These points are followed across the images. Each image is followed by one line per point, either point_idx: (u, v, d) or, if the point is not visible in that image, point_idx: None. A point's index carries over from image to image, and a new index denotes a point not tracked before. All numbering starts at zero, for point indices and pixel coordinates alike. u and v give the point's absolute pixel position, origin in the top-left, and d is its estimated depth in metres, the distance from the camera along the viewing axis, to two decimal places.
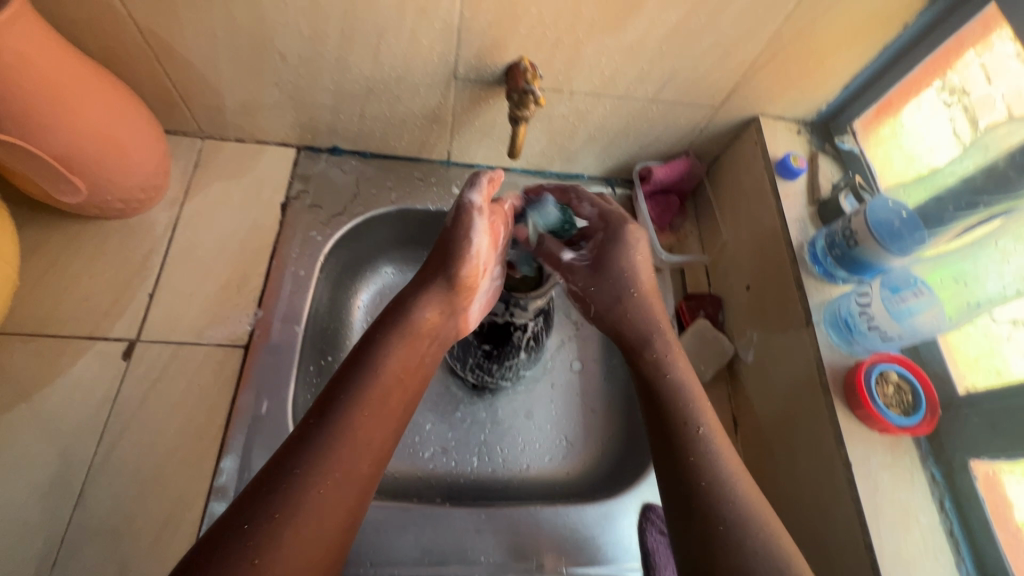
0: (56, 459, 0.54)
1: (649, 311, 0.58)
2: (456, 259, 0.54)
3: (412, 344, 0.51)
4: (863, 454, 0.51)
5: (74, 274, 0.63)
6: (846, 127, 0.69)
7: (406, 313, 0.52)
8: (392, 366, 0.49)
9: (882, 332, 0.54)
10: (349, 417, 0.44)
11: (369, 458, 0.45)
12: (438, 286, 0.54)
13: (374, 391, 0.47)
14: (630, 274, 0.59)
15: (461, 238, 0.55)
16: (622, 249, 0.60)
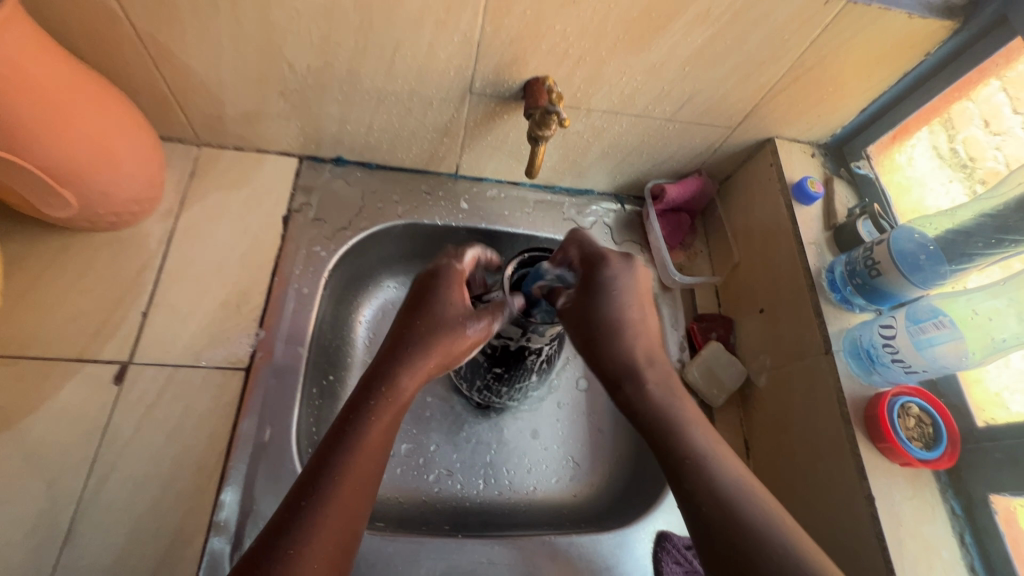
0: (42, 492, 0.51)
1: (626, 355, 0.53)
2: (442, 333, 0.53)
3: (394, 414, 0.50)
4: (886, 488, 0.51)
5: (61, 291, 0.59)
6: (861, 152, 0.69)
7: (390, 383, 0.50)
8: (375, 436, 0.48)
9: (905, 365, 0.53)
10: (335, 498, 0.44)
11: (345, 541, 0.45)
12: (427, 356, 0.52)
13: (358, 469, 0.46)
14: (610, 316, 0.53)
15: (453, 314, 0.54)
16: (608, 290, 0.53)
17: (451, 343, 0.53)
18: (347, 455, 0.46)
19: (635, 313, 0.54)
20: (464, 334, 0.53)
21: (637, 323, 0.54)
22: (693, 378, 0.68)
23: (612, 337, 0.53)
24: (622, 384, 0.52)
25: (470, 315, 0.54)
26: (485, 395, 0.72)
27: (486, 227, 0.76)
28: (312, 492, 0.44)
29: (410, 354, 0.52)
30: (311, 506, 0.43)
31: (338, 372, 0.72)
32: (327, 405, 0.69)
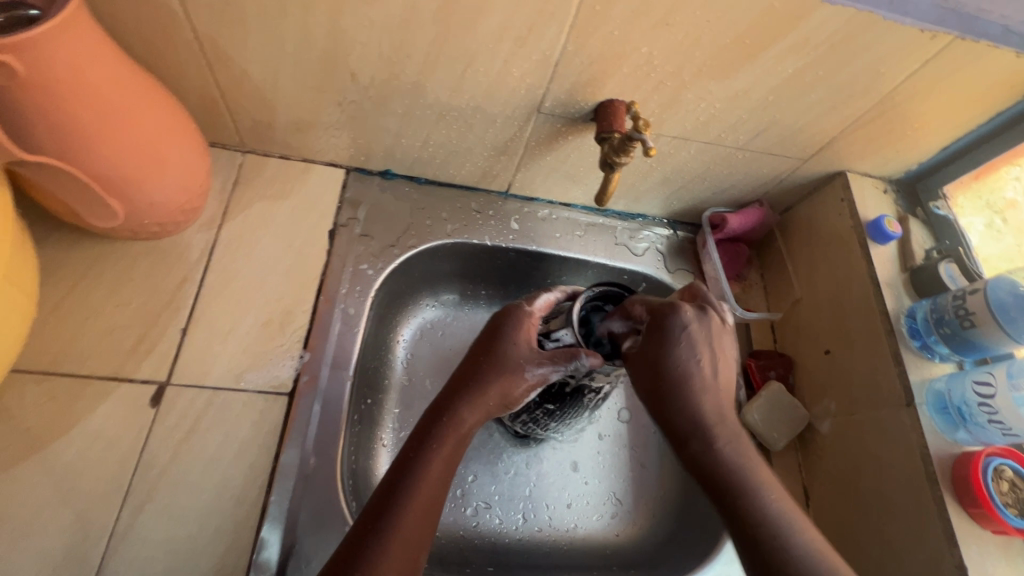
0: (71, 524, 0.47)
1: (692, 412, 0.47)
2: (505, 370, 0.51)
3: (455, 448, 0.48)
4: (978, 557, 0.48)
5: (98, 303, 0.55)
6: (937, 191, 0.65)
7: (451, 416, 0.49)
8: (436, 467, 0.47)
9: (1003, 426, 0.50)
10: (400, 526, 0.43)
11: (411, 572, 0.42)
12: (485, 394, 0.50)
13: (421, 498, 0.45)
14: (676, 369, 0.48)
15: (518, 354, 0.52)
16: (680, 342, 0.48)
17: (512, 383, 0.51)
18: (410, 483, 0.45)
19: (705, 368, 0.49)
20: (524, 376, 0.51)
21: (707, 379, 0.48)
22: (753, 420, 0.64)
23: (682, 395, 0.48)
24: (687, 443, 0.47)
25: (534, 359, 0.51)
26: (530, 426, 0.69)
27: (536, 250, 0.72)
28: (379, 519, 0.43)
29: (472, 392, 0.50)
30: (379, 532, 0.42)
31: (375, 396, 0.68)
32: (365, 431, 0.65)
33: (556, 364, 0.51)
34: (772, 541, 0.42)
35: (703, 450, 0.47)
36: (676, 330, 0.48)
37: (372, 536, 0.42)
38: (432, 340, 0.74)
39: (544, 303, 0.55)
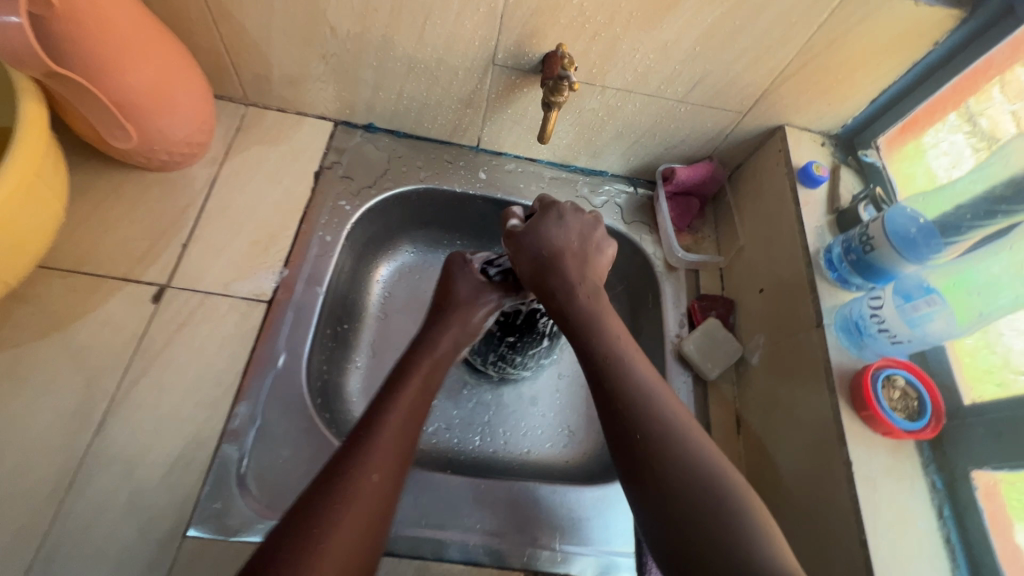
0: (80, 387, 0.57)
1: (561, 280, 0.54)
2: (463, 307, 0.62)
3: (432, 368, 0.56)
4: (864, 456, 0.52)
5: (115, 219, 0.66)
6: (870, 142, 0.71)
7: (427, 343, 0.59)
8: (415, 387, 0.53)
9: (891, 335, 0.55)
10: (386, 430, 0.48)
11: (398, 469, 0.47)
12: (449, 325, 0.60)
13: (405, 411, 0.50)
14: (545, 242, 0.56)
15: (468, 291, 0.63)
16: (547, 215, 0.58)
17: (470, 312, 0.62)
18: (391, 399, 0.51)
19: (573, 241, 0.56)
20: (477, 306, 0.62)
21: (559, 243, 0.56)
22: (688, 350, 0.69)
23: (546, 258, 0.55)
24: (553, 295, 0.53)
25: (483, 292, 0.63)
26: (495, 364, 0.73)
27: (501, 198, 0.79)
28: (370, 424, 0.48)
29: (439, 324, 0.61)
30: (364, 429, 0.47)
31: (352, 323, 0.76)
32: (340, 351, 0.73)
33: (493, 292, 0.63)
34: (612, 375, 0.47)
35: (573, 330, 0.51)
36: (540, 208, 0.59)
37: (361, 431, 0.47)
38: (408, 280, 0.82)
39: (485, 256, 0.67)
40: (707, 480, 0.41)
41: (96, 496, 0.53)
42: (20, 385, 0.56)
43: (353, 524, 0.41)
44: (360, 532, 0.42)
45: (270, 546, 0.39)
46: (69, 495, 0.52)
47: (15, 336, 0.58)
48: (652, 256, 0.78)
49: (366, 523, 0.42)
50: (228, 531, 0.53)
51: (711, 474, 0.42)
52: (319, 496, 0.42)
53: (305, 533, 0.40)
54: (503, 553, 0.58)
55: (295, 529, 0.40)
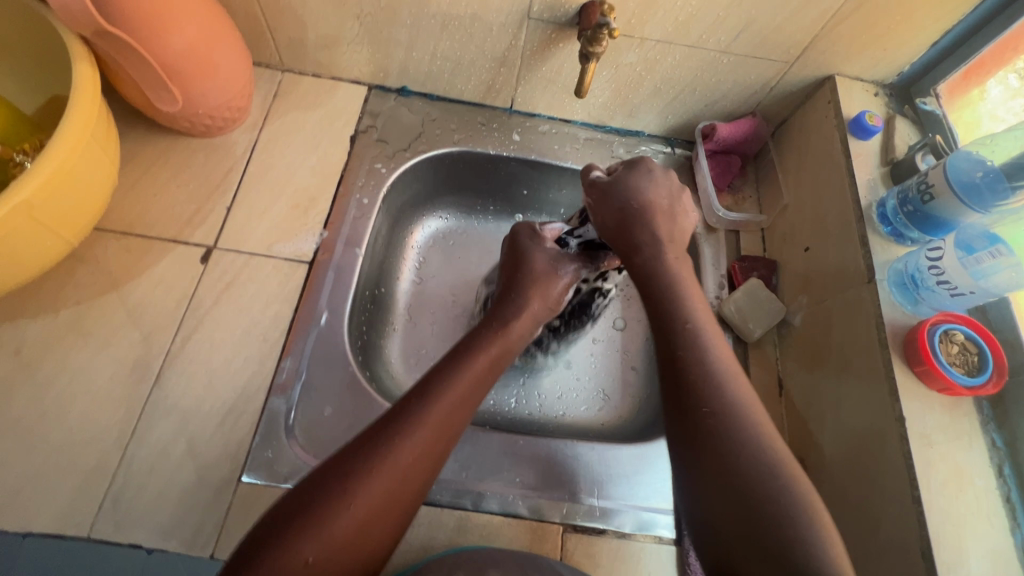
0: (139, 342, 0.60)
1: (694, 370, 0.44)
2: (544, 283, 0.55)
3: (502, 347, 0.50)
4: (918, 413, 0.51)
5: (163, 183, 0.68)
6: (929, 89, 0.66)
7: (501, 322, 0.52)
8: (482, 363, 0.48)
9: (950, 287, 0.52)
10: (440, 404, 0.44)
11: (442, 444, 0.44)
12: (527, 303, 0.53)
13: (467, 385, 0.46)
14: (662, 279, 0.49)
15: (545, 263, 0.56)
16: (634, 169, 0.53)
17: (549, 287, 0.55)
18: (454, 369, 0.47)
19: (664, 200, 0.52)
20: (558, 278, 0.55)
21: (642, 199, 0.52)
22: (728, 312, 0.68)
23: (626, 219, 0.51)
24: (636, 253, 0.50)
25: (560, 263, 0.56)
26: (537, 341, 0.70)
27: (536, 159, 0.78)
28: (419, 397, 0.44)
29: (514, 299, 0.54)
30: (417, 398, 0.44)
31: (388, 287, 0.77)
32: (378, 314, 0.74)
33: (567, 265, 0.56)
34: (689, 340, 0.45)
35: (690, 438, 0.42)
36: (629, 161, 0.54)
37: (413, 399, 0.44)
38: (442, 245, 0.82)
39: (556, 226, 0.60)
40: (779, 498, 0.38)
41: (157, 443, 0.56)
42: (84, 339, 0.59)
43: (382, 494, 0.40)
44: (385, 504, 0.40)
45: (296, 494, 0.39)
46: (132, 441, 0.55)
47: (78, 294, 0.61)
48: None
49: (392, 498, 0.40)
50: (279, 478, 0.55)
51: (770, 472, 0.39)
52: (355, 457, 0.41)
53: (331, 499, 0.38)
54: (542, 506, 0.59)
55: (320, 490, 0.39)
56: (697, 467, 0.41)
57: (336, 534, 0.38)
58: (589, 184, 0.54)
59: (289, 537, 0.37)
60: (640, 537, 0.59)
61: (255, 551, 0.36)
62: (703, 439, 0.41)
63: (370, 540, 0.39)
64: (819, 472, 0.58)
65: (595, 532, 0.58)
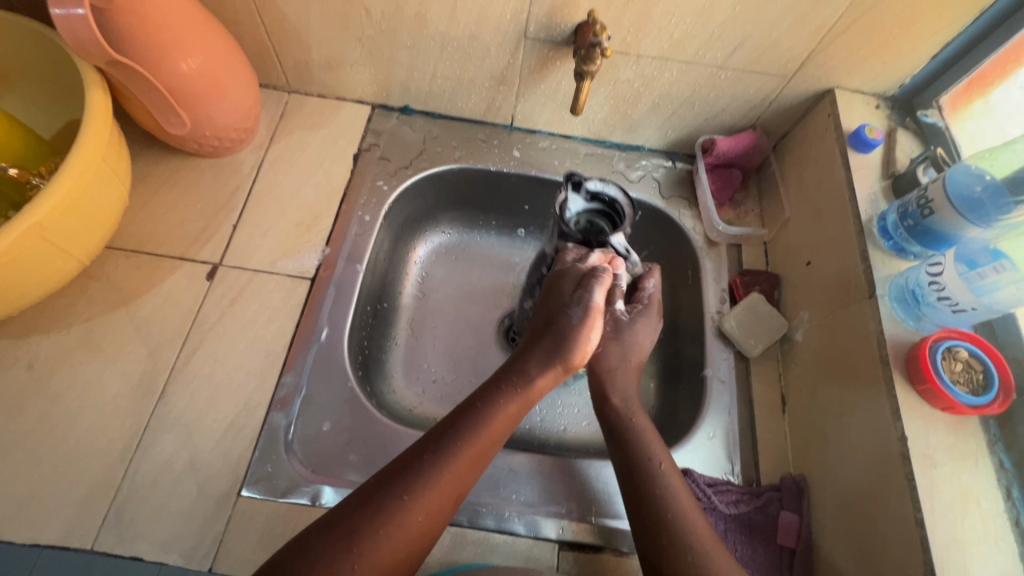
0: (145, 357, 0.61)
1: (665, 517, 0.48)
2: (569, 343, 0.52)
3: (520, 406, 0.50)
4: (921, 432, 0.49)
5: (172, 202, 0.70)
6: (931, 101, 0.66)
7: (520, 372, 0.51)
8: (500, 419, 0.49)
9: (952, 303, 0.51)
10: (453, 461, 0.45)
11: (449, 504, 0.45)
12: (551, 359, 0.52)
13: (480, 444, 0.47)
14: (631, 431, 0.54)
15: (560, 306, 0.53)
16: (646, 319, 0.59)
17: (568, 346, 0.52)
18: (469, 426, 0.47)
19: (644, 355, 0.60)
20: (576, 327, 0.53)
21: (639, 351, 0.59)
22: (729, 326, 0.67)
23: (619, 366, 0.58)
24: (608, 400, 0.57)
25: (576, 300, 0.52)
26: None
27: (536, 175, 0.79)
28: (434, 450, 0.45)
29: (540, 353, 0.52)
30: (431, 457, 0.45)
31: (391, 302, 0.77)
32: (380, 328, 0.75)
33: (593, 289, 0.52)
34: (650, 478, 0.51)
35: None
36: (644, 310, 0.59)
37: (425, 458, 0.45)
38: (445, 261, 0.83)
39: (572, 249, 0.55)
40: None
41: (160, 456, 0.57)
42: (94, 354, 0.61)
43: (387, 555, 0.41)
44: (387, 567, 0.41)
45: (301, 545, 0.41)
46: (137, 454, 0.57)
47: (89, 311, 0.63)
48: (692, 232, 0.75)
49: (395, 561, 0.42)
50: (277, 492, 0.56)
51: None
52: (362, 513, 0.42)
53: (337, 557, 0.40)
54: (539, 524, 0.58)
55: (327, 545, 0.40)
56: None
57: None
58: (609, 316, 0.58)
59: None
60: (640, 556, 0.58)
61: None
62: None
63: None
64: (822, 492, 0.56)
65: (593, 551, 0.58)
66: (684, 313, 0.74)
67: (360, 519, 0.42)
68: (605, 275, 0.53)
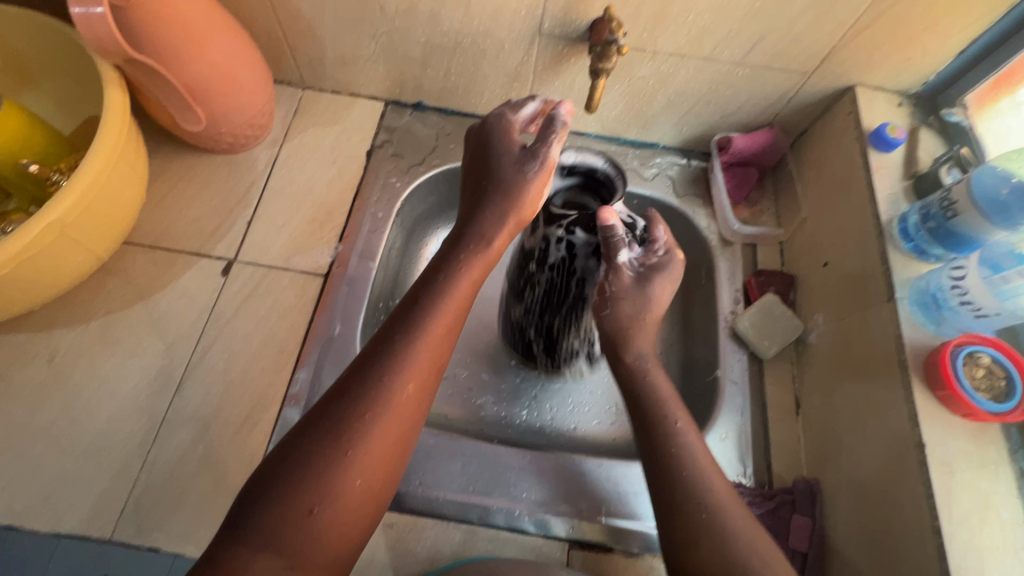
0: (162, 352, 0.62)
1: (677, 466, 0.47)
2: (516, 192, 0.50)
3: (482, 269, 0.49)
4: (939, 438, 0.48)
5: (188, 198, 0.71)
6: (957, 100, 0.64)
7: (473, 235, 0.50)
8: (464, 284, 0.48)
9: (974, 308, 0.51)
10: (423, 337, 0.44)
11: (431, 376, 0.45)
12: (497, 209, 0.50)
13: (447, 313, 0.46)
14: (648, 387, 0.52)
15: (510, 162, 0.51)
16: (659, 273, 0.54)
17: (515, 191, 0.50)
18: (431, 300, 0.46)
19: (660, 304, 0.55)
20: (527, 180, 0.50)
21: (655, 306, 0.54)
22: (743, 327, 0.66)
23: (634, 325, 0.54)
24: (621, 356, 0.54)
25: (528, 156, 0.51)
26: (561, 331, 0.59)
27: None
28: (401, 331, 0.44)
29: (492, 211, 0.50)
30: (400, 337, 0.44)
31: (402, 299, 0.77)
32: None
33: (547, 141, 0.51)
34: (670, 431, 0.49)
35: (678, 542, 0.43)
36: (660, 261, 0.55)
37: (395, 339, 0.44)
38: None
39: (530, 111, 0.56)
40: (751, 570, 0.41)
41: (177, 449, 0.58)
42: (112, 347, 0.62)
43: (380, 436, 0.41)
44: (384, 446, 0.41)
45: (289, 447, 0.40)
46: (154, 447, 0.58)
47: (107, 305, 0.64)
48: (706, 231, 0.74)
49: (390, 438, 0.41)
50: None
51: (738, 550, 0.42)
52: (343, 404, 0.41)
53: (327, 447, 0.39)
54: (549, 523, 0.59)
55: (314, 438, 0.40)
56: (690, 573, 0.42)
57: (342, 481, 0.39)
58: (613, 274, 0.52)
59: (291, 488, 0.38)
60: (648, 557, 0.58)
61: (249, 514, 0.37)
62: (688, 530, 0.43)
63: (372, 492, 0.41)
64: (836, 497, 0.56)
65: (602, 551, 0.58)
66: (697, 314, 0.73)
67: (339, 406, 0.41)
68: (562, 128, 0.51)
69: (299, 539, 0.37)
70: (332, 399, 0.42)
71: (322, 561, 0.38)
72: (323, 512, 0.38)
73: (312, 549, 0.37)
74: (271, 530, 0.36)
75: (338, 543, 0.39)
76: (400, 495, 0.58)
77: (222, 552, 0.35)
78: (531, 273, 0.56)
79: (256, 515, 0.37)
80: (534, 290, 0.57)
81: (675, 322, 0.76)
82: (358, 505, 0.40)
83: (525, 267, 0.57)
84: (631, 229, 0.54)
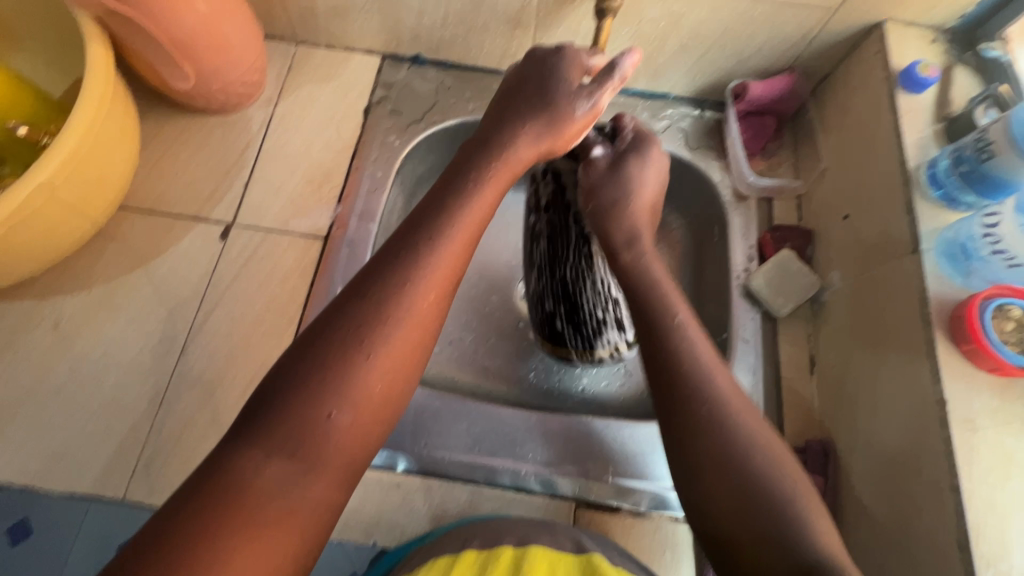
0: (165, 317, 0.62)
1: (681, 389, 0.42)
2: (561, 119, 0.47)
3: (506, 179, 0.46)
4: (963, 394, 0.46)
5: (183, 161, 0.69)
6: (997, 33, 0.59)
7: (502, 146, 0.46)
8: (488, 194, 0.45)
9: (1007, 257, 0.49)
10: (446, 244, 0.41)
11: (450, 289, 0.41)
12: (531, 127, 0.47)
13: (467, 223, 0.43)
14: (643, 285, 0.48)
15: (566, 89, 0.48)
16: (635, 155, 0.53)
17: (558, 115, 0.47)
18: (451, 208, 0.43)
19: (648, 190, 0.53)
20: (574, 115, 0.47)
21: (639, 190, 0.52)
22: (757, 285, 0.64)
23: (620, 208, 0.51)
24: (617, 255, 0.50)
25: (582, 93, 0.47)
26: (576, 285, 0.56)
27: None
28: (422, 234, 0.41)
29: (528, 129, 0.47)
30: (420, 242, 0.41)
31: None
32: None
33: (603, 89, 0.48)
34: (676, 344, 0.44)
35: (680, 452, 0.41)
36: (633, 140, 0.54)
37: (415, 244, 0.41)
38: None
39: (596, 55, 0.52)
40: (775, 515, 0.37)
41: (183, 412, 0.58)
42: (115, 313, 0.62)
43: (396, 348, 0.38)
44: (403, 356, 0.38)
45: (300, 350, 0.37)
46: (161, 411, 0.58)
47: (108, 271, 0.64)
48: (719, 185, 0.71)
49: (409, 348, 0.39)
50: None
51: (772, 494, 0.38)
52: (361, 308, 0.38)
53: (345, 350, 0.37)
54: (555, 482, 0.58)
55: (331, 340, 0.37)
56: (697, 487, 0.40)
57: (360, 389, 0.36)
58: (585, 166, 0.52)
59: (307, 392, 0.35)
60: (657, 516, 0.58)
61: (261, 413, 0.35)
62: (703, 481, 0.40)
63: (390, 402, 0.38)
64: (850, 454, 0.54)
65: (609, 510, 0.58)
66: (709, 271, 0.71)
67: (353, 312, 0.38)
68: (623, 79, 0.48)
69: (318, 444, 0.35)
70: (347, 305, 0.39)
71: (338, 468, 0.36)
72: (342, 419, 0.36)
73: (328, 456, 0.35)
74: (288, 433, 0.34)
75: (353, 452, 0.36)
76: (405, 451, 0.58)
77: (230, 452, 0.34)
78: (535, 228, 0.56)
79: (269, 415, 0.35)
80: (539, 243, 0.56)
81: (685, 280, 0.73)
82: (376, 414, 0.37)
83: (530, 225, 0.57)
84: (599, 130, 0.56)
